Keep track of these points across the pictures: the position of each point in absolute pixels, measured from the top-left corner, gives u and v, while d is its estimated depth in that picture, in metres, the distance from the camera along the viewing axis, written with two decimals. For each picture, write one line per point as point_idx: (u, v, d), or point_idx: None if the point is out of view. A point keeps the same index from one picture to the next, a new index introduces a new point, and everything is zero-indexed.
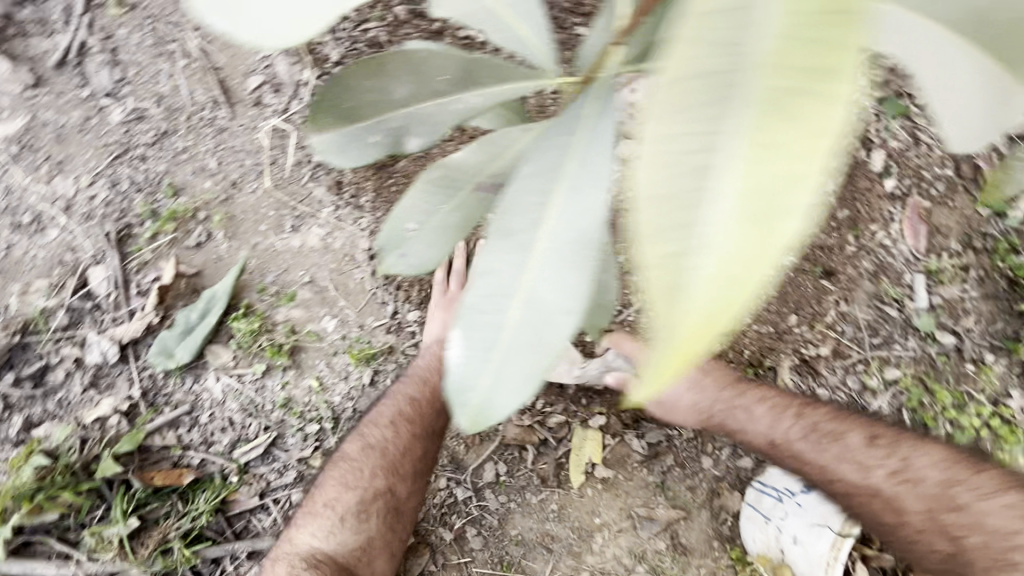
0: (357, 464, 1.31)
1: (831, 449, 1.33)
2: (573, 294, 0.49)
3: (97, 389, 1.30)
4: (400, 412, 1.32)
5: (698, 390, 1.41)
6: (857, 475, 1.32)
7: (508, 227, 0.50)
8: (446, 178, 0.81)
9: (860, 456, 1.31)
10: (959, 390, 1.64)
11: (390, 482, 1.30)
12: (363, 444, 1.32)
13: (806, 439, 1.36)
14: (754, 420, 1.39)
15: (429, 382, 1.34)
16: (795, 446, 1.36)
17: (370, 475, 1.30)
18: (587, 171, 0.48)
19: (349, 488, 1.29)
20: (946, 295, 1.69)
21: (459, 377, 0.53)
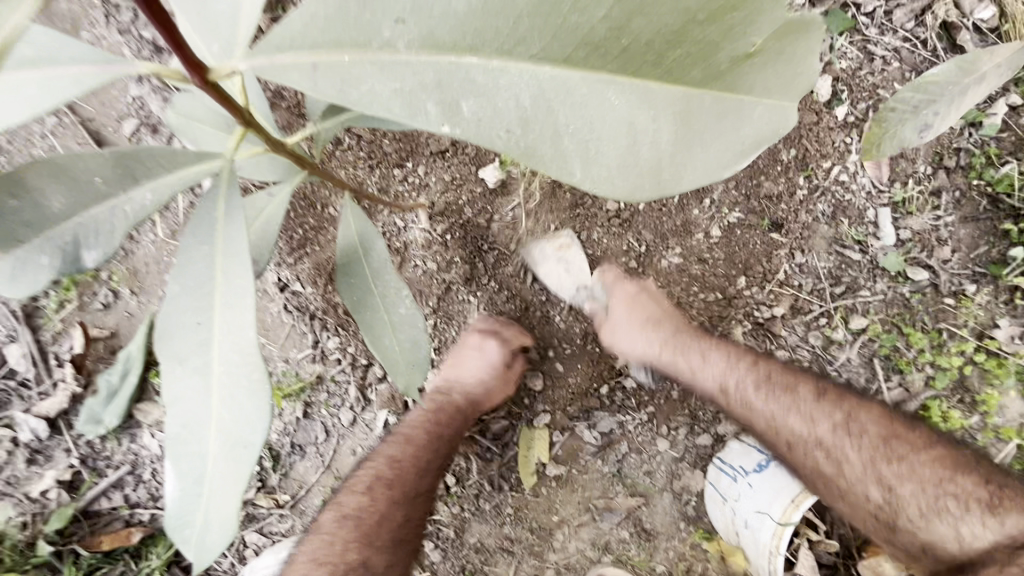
0: (349, 525, 1.22)
1: (784, 400, 1.23)
2: (252, 423, 0.43)
3: (38, 463, 1.32)
4: (401, 454, 1.31)
5: (654, 327, 1.36)
6: (805, 437, 1.20)
7: (176, 355, 0.44)
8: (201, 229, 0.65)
9: (808, 409, 1.21)
10: (935, 329, 1.50)
11: (366, 553, 1.20)
12: (340, 512, 1.24)
13: (756, 392, 1.25)
14: (706, 365, 1.31)
15: (414, 428, 1.34)
16: (753, 406, 1.25)
17: (340, 547, 1.20)
18: (233, 285, 0.41)
19: (321, 563, 1.17)
20: (917, 227, 1.51)
21: (176, 511, 0.48)
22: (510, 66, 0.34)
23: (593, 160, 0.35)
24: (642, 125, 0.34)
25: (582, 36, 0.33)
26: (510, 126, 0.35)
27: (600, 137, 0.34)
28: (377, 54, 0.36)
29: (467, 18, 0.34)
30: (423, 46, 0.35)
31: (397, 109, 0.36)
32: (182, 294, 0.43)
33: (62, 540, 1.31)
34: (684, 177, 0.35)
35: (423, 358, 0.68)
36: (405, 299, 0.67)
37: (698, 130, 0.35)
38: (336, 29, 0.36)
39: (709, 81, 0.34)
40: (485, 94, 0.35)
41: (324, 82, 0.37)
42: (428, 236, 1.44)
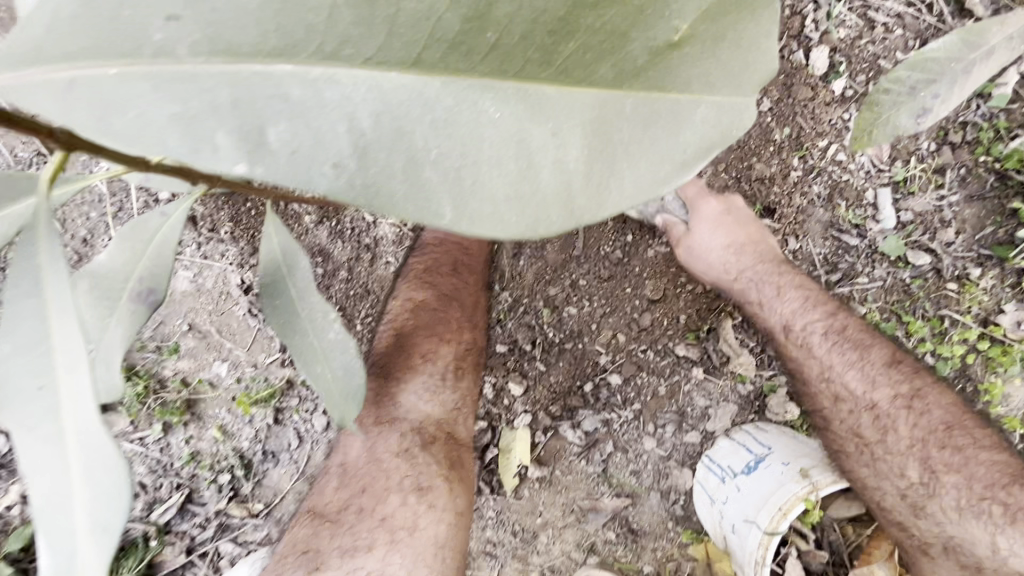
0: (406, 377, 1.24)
1: (850, 355, 1.22)
2: (117, 500, 0.37)
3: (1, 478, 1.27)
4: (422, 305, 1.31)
5: (735, 251, 1.34)
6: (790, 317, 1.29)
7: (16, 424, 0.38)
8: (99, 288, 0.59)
9: (874, 371, 1.19)
10: (936, 316, 1.43)
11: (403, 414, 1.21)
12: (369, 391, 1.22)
13: (821, 337, 1.26)
14: (777, 302, 1.32)
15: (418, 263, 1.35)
16: (812, 346, 1.27)
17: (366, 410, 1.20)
18: (71, 341, 0.34)
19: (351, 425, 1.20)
20: (918, 208, 1.42)
21: None
22: (341, 74, 0.26)
23: (472, 197, 0.26)
24: (540, 143, 0.27)
25: (433, 31, 0.25)
26: (341, 159, 0.26)
27: (484, 164, 0.26)
28: (152, 65, 0.25)
29: (264, 13, 0.25)
30: (217, 51, 0.25)
31: (174, 143, 0.25)
32: (18, 353, 0.36)
33: (26, 559, 1.24)
34: (602, 200, 0.28)
35: (356, 389, 0.62)
36: (333, 325, 0.60)
37: (613, 143, 0.28)
38: (97, 32, 0.25)
39: (620, 80, 0.27)
40: (300, 116, 0.26)
41: (87, 107, 0.26)
42: (398, 231, 1.37)
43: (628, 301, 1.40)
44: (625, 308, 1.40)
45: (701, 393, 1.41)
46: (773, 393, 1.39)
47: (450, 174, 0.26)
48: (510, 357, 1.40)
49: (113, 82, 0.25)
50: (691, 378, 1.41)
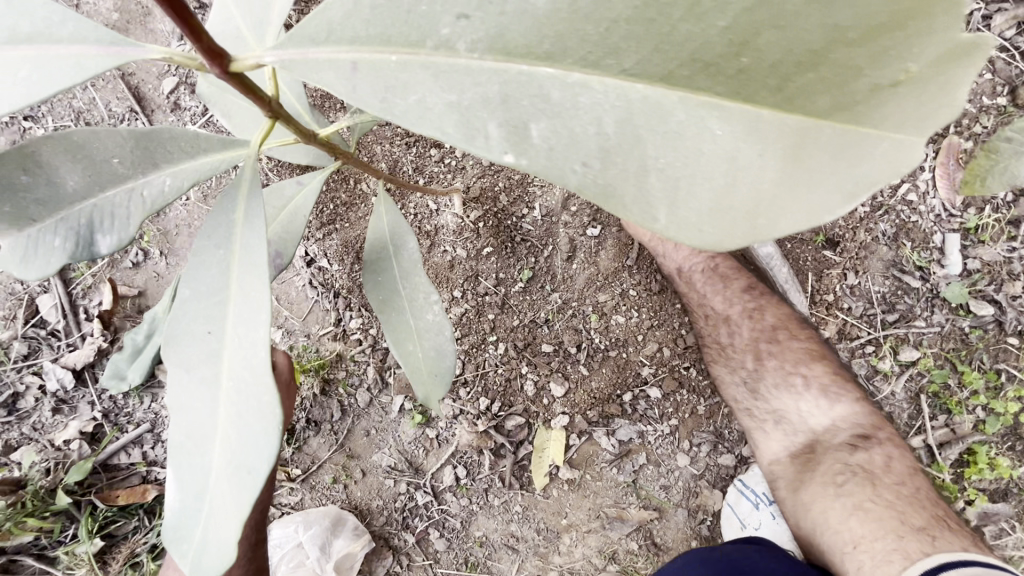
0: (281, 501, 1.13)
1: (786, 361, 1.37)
2: (259, 446, 0.39)
3: (64, 413, 1.34)
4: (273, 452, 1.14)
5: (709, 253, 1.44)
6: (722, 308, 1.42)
7: (186, 362, 0.40)
8: None
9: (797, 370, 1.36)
10: (992, 370, 1.39)
11: None
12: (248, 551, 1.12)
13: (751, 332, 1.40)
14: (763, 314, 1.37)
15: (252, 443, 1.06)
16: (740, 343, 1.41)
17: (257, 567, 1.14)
18: (247, 294, 0.37)
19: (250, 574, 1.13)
20: (987, 258, 1.39)
21: (174, 523, 0.43)
22: (593, 81, 0.29)
23: (681, 202, 0.29)
24: (743, 161, 0.28)
25: (693, 53, 0.28)
26: (589, 158, 0.30)
27: (696, 174, 0.29)
28: (430, 56, 0.32)
29: (544, 22, 0.29)
30: (491, 49, 0.31)
31: (452, 131, 0.31)
32: (194, 300, 0.40)
33: (82, 490, 1.32)
34: (788, 220, 0.28)
35: (446, 370, 0.64)
36: (433, 306, 0.63)
37: (814, 170, 0.28)
38: (381, 24, 0.33)
39: (834, 112, 0.27)
40: (559, 115, 0.30)
41: (366, 85, 0.33)
42: (460, 222, 1.39)
43: (675, 317, 1.42)
44: (672, 325, 1.42)
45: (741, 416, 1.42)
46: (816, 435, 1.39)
47: (670, 176, 0.29)
48: (554, 358, 1.41)
49: (391, 66, 0.33)
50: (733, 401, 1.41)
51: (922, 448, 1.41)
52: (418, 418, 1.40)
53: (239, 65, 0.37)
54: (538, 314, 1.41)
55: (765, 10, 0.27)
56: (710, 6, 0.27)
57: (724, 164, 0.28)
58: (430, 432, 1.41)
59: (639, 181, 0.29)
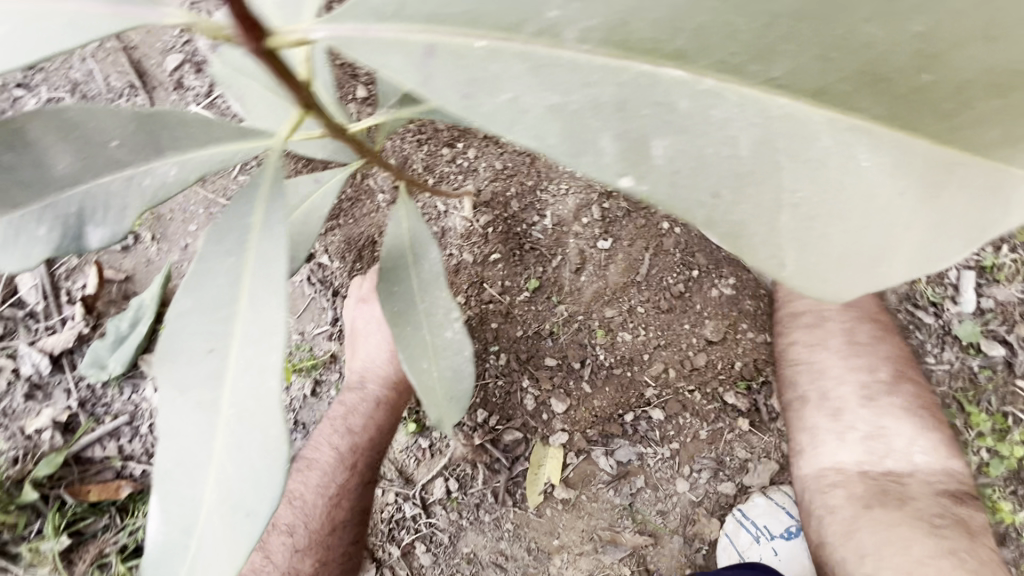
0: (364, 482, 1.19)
1: None
2: (262, 483, 0.34)
3: (37, 399, 1.27)
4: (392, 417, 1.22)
5: None
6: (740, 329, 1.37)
7: (182, 381, 0.36)
8: None
9: None
10: (1000, 412, 1.37)
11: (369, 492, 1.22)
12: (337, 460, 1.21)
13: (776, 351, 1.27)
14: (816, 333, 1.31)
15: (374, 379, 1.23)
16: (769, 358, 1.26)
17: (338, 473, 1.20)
18: (259, 312, 0.33)
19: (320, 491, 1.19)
20: (1001, 298, 1.37)
21: (155, 558, 0.38)
22: (730, 90, 0.27)
23: (811, 239, 0.27)
24: (882, 198, 0.26)
25: (869, 62, 0.26)
26: (720, 186, 0.28)
27: (835, 206, 0.26)
28: (528, 44, 0.30)
29: (685, 18, 0.27)
30: (608, 41, 0.29)
31: (556, 141, 0.29)
32: (196, 311, 0.35)
33: (50, 483, 1.24)
34: (911, 265, 0.26)
35: (463, 393, 0.58)
36: (453, 323, 0.58)
37: (952, 207, 0.26)
38: (478, 10, 0.31)
39: (997, 146, 0.25)
40: (687, 135, 0.28)
41: (443, 72, 0.31)
42: (469, 226, 1.35)
43: (686, 338, 1.36)
44: (681, 345, 1.36)
45: (743, 444, 1.38)
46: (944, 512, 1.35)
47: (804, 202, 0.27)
48: (557, 373, 1.37)
49: (476, 53, 0.31)
50: (735, 427, 1.38)
51: None
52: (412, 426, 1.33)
53: (277, 41, 0.34)
54: (546, 324, 1.37)
55: (958, 27, 0.25)
56: (894, 17, 0.25)
57: (863, 198, 0.26)
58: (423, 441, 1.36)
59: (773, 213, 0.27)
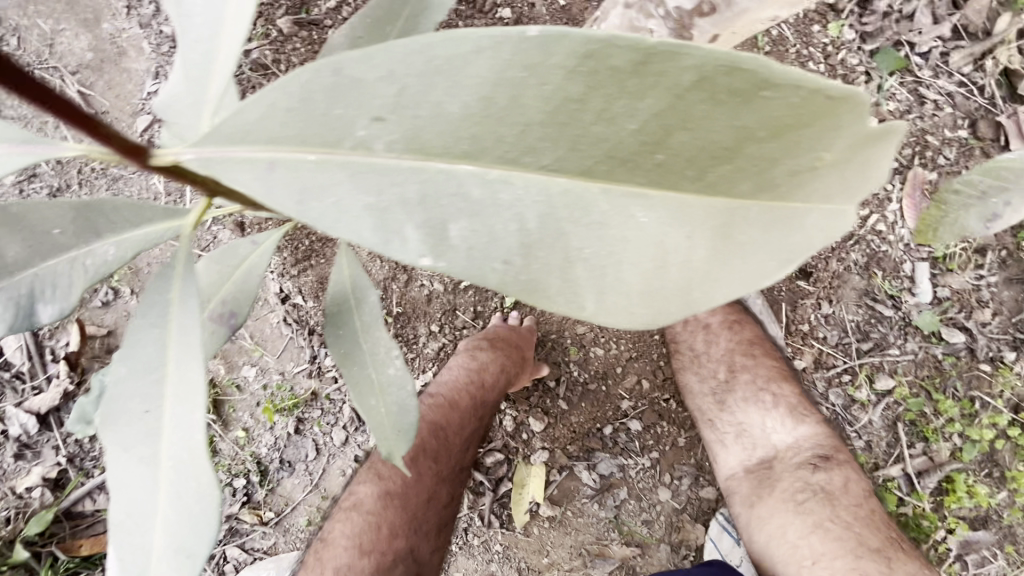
0: (399, 500, 1.18)
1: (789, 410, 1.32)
2: (199, 529, 0.38)
3: (26, 458, 1.29)
4: (430, 424, 1.21)
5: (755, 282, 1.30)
6: (710, 340, 1.39)
7: (124, 440, 0.39)
8: None
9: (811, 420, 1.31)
10: (967, 397, 1.41)
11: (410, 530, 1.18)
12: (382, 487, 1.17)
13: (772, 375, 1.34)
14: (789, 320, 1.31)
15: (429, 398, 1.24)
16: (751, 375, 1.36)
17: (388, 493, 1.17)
18: (183, 375, 0.36)
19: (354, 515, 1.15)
20: (956, 286, 1.42)
21: None
22: (514, 176, 0.28)
23: (610, 286, 0.28)
24: (672, 246, 0.27)
25: (611, 150, 0.27)
26: (510, 255, 0.28)
27: (625, 258, 0.28)
28: (349, 156, 0.29)
29: (464, 121, 0.28)
30: (409, 148, 0.29)
31: (368, 235, 0.29)
32: (130, 376, 0.39)
33: (42, 540, 1.28)
34: (714, 298, 0.27)
35: (409, 426, 0.62)
36: (395, 359, 0.61)
37: (739, 242, 0.27)
38: (303, 124, 0.29)
39: (754, 193, 0.27)
40: (479, 215, 0.28)
41: (281, 185, 0.30)
42: None
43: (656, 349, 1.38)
44: (650, 356, 1.40)
45: None
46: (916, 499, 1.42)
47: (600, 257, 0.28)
48: (534, 393, 1.40)
49: (309, 167, 0.30)
50: None
51: (901, 477, 1.42)
52: None
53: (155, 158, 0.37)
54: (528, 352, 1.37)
55: (676, 110, 0.26)
56: (626, 108, 0.26)
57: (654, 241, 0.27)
58: None
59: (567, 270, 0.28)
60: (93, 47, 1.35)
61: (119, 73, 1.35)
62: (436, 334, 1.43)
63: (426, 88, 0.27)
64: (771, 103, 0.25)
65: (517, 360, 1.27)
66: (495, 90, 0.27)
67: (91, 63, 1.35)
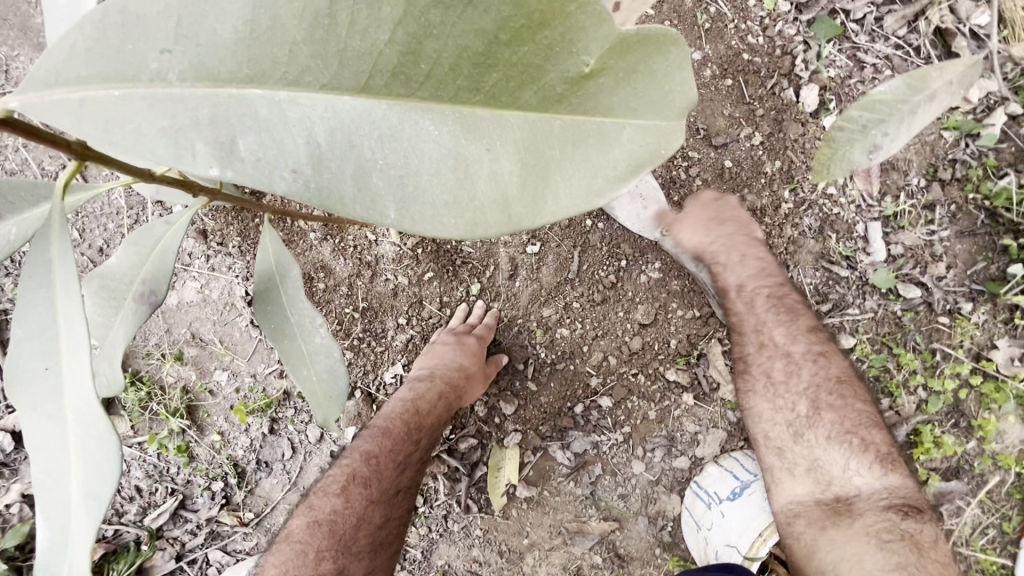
0: (330, 527, 1.12)
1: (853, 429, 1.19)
2: (103, 478, 0.41)
3: (4, 476, 1.31)
4: (364, 453, 1.19)
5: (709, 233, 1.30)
6: (676, 313, 1.41)
7: (32, 400, 0.42)
8: (101, 290, 0.60)
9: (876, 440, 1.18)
10: (928, 349, 1.44)
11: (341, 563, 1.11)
12: (313, 516, 1.13)
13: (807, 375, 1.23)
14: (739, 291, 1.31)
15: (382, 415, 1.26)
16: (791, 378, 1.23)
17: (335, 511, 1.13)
18: (72, 330, 0.39)
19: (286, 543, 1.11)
20: (909, 242, 1.45)
21: (45, 556, 0.46)
22: (301, 96, 0.32)
23: (412, 199, 0.32)
24: (476, 158, 0.33)
25: (374, 66, 0.32)
26: (298, 164, 0.32)
27: (424, 173, 0.32)
28: (149, 89, 0.32)
29: (238, 48, 0.31)
30: (199, 78, 0.32)
31: (161, 151, 0.32)
32: (26, 338, 0.41)
33: (24, 555, 1.29)
34: (542, 209, 0.33)
35: (339, 392, 0.66)
36: (320, 329, 0.64)
37: (548, 159, 0.33)
38: (101, 57, 0.32)
39: (538, 104, 0.33)
40: (268, 129, 0.32)
41: (91, 121, 0.32)
42: (398, 250, 1.41)
43: (620, 325, 1.41)
44: (617, 332, 1.41)
45: (691, 418, 1.42)
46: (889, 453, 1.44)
47: (410, 172, 0.32)
48: (503, 377, 1.42)
49: (112, 100, 0.32)
50: (681, 403, 1.42)
51: None
52: None
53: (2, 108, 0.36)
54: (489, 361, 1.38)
55: (437, 32, 0.31)
56: (372, 25, 0.31)
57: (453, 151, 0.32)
58: None
59: (362, 178, 0.32)
60: None
61: None
62: (405, 326, 1.45)
63: (198, 18, 0.31)
64: (513, 16, 0.31)
65: (459, 378, 1.28)
66: (256, 14, 0.31)
67: None
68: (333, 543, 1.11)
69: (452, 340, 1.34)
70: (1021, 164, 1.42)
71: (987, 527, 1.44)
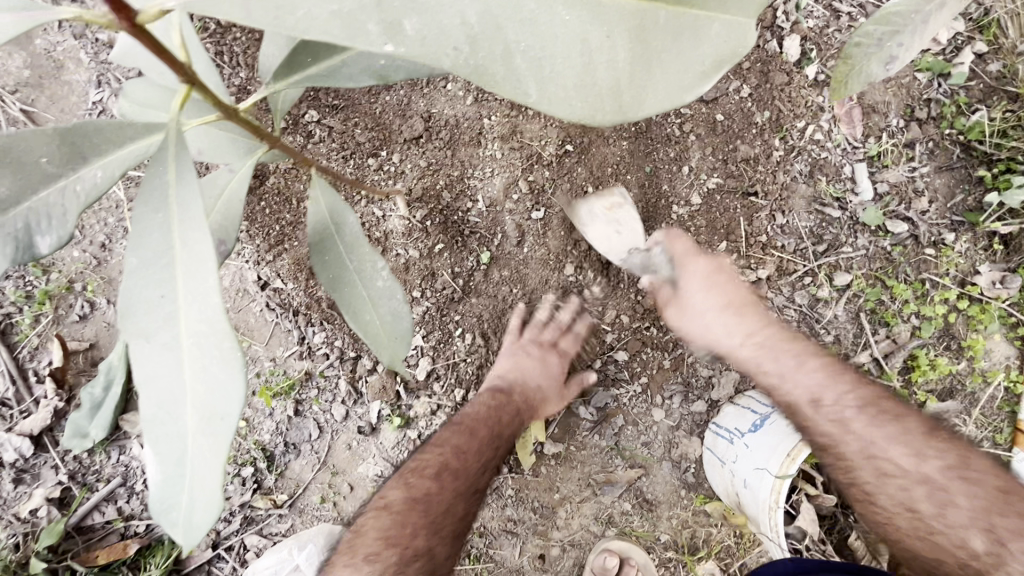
0: (400, 516, 1.13)
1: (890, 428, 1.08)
2: (227, 396, 0.43)
3: (26, 482, 1.29)
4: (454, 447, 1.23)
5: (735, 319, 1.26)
6: None
7: (147, 329, 0.43)
8: None
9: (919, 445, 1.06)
10: (919, 280, 1.53)
11: (450, 505, 1.19)
12: (427, 462, 1.21)
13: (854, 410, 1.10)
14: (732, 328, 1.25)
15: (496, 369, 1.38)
16: (849, 423, 1.09)
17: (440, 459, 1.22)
18: (191, 250, 0.42)
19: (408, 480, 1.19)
20: (893, 180, 1.53)
21: (158, 494, 0.46)
22: None
23: (547, 84, 0.35)
24: (597, 45, 0.35)
25: None
26: (458, 44, 0.35)
27: (555, 55, 0.35)
28: None
29: None
30: None
31: (336, 32, 0.36)
32: (143, 267, 0.43)
33: (57, 557, 1.28)
34: (644, 103, 0.35)
35: (401, 331, 0.73)
36: (381, 272, 0.71)
37: (657, 49, 0.35)
38: None
39: None
40: (428, 14, 0.35)
41: (263, 13, 0.37)
42: (408, 224, 1.44)
43: (631, 279, 1.46)
44: (628, 289, 1.46)
45: (704, 363, 1.48)
46: (889, 380, 1.52)
47: (539, 54, 0.35)
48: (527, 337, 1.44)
49: None
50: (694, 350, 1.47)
51: (871, 363, 1.54)
52: (396, 421, 1.42)
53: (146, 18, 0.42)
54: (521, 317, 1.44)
55: None
56: None
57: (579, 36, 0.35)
58: (411, 434, 1.43)
59: (506, 61, 0.35)
60: (29, 63, 1.34)
61: (59, 86, 1.34)
62: (415, 298, 1.45)
63: None
64: None
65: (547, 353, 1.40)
66: None
67: (28, 81, 1.34)
68: (445, 491, 1.19)
69: (536, 354, 1.40)
70: (990, 100, 1.51)
71: (981, 440, 1.54)
